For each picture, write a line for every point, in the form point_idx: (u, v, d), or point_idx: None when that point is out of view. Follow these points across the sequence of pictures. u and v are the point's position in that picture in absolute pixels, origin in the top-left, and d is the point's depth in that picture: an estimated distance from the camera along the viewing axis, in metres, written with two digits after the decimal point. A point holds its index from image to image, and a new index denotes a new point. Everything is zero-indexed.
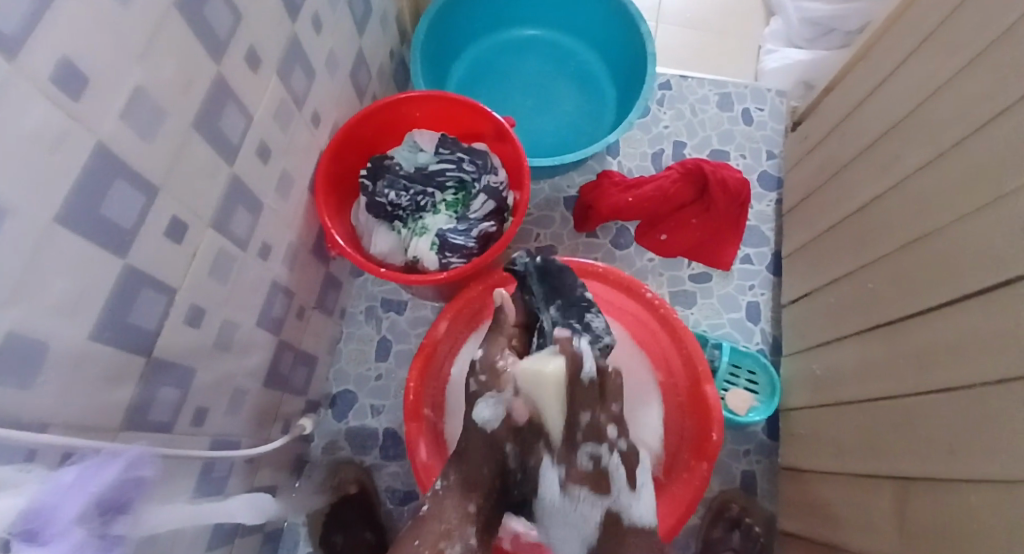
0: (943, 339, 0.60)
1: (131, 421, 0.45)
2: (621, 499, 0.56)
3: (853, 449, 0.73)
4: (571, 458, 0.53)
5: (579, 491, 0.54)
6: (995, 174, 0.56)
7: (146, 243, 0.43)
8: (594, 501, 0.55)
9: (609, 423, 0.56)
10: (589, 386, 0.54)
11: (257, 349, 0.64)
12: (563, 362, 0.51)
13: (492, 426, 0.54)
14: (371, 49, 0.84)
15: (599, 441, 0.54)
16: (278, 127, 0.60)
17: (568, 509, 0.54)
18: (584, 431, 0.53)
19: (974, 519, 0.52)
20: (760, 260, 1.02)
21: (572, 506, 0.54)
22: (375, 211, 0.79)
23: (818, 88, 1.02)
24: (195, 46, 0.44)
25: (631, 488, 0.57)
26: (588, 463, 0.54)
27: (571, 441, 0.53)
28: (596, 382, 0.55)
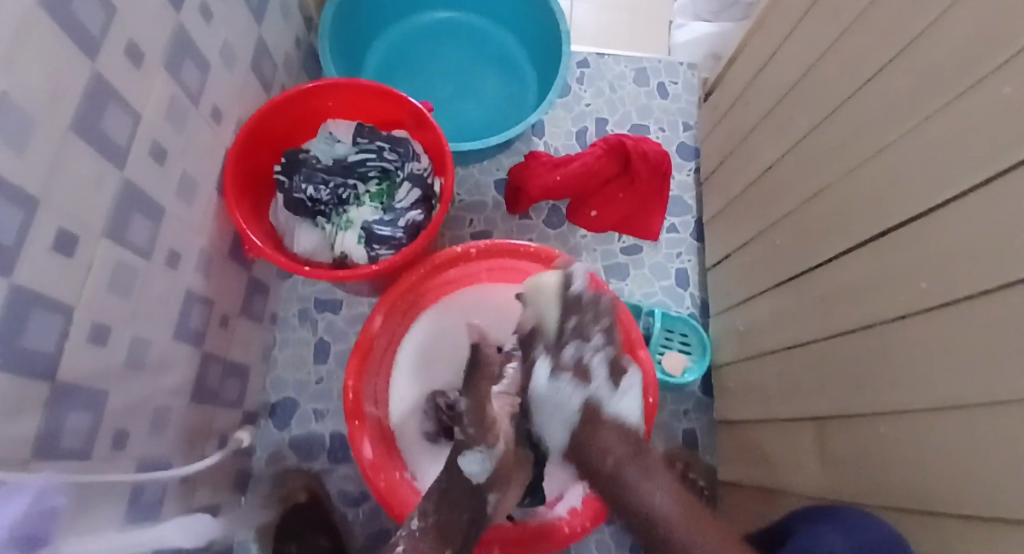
0: (843, 285, 0.65)
1: (41, 451, 0.42)
2: (601, 391, 0.67)
3: (777, 395, 0.78)
4: (557, 352, 0.68)
5: (563, 377, 0.67)
6: (879, 130, 0.60)
7: (31, 260, 0.39)
8: (577, 387, 0.67)
9: (596, 330, 0.69)
10: (581, 297, 0.71)
11: (178, 364, 0.61)
12: (555, 276, 0.72)
13: (479, 477, 0.65)
14: (274, 39, 0.80)
15: (583, 339, 0.68)
16: (173, 126, 0.56)
17: (556, 392, 0.67)
18: (569, 331, 0.69)
19: (885, 446, 0.58)
20: (685, 228, 1.07)
21: (558, 389, 0.67)
22: (294, 207, 0.77)
23: (724, 59, 1.06)
24: (64, 42, 0.40)
25: (611, 385, 0.68)
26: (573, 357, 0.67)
27: (558, 340, 0.68)
28: (589, 296, 0.71)
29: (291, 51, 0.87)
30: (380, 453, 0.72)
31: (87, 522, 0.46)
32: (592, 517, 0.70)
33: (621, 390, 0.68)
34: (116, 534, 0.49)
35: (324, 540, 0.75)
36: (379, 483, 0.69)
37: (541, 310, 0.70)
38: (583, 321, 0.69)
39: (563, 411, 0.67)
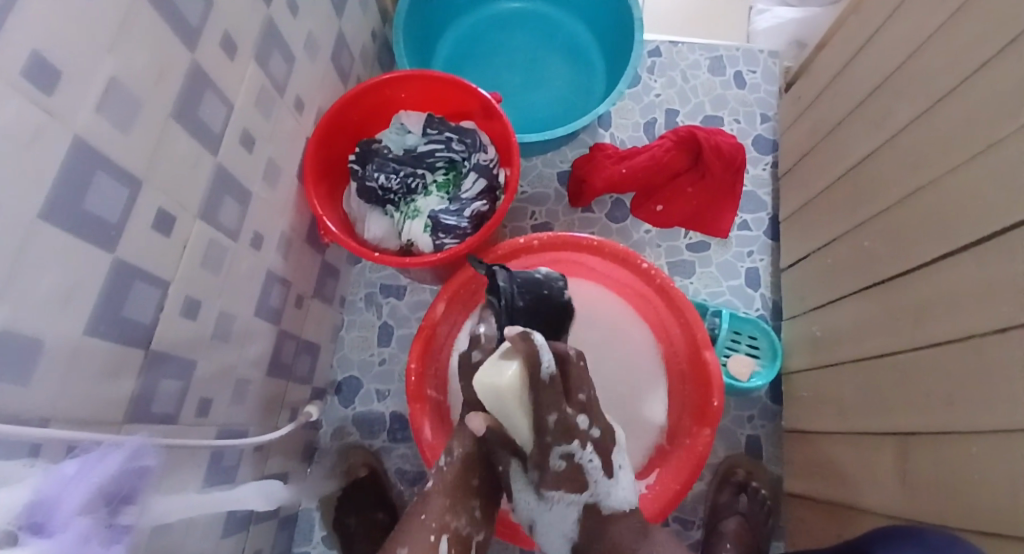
0: (938, 293, 0.60)
1: (134, 413, 0.46)
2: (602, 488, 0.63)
3: (854, 405, 0.73)
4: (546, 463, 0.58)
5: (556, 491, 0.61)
6: (988, 124, 0.55)
7: (133, 237, 0.43)
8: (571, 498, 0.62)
9: (576, 415, 0.57)
10: (551, 381, 0.53)
11: (257, 339, 0.65)
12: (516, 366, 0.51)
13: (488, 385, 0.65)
14: (353, 31, 0.82)
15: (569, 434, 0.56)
16: (261, 114, 0.59)
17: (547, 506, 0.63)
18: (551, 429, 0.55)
19: (975, 469, 0.53)
20: (758, 226, 1.02)
21: (551, 502, 0.62)
22: (366, 195, 0.79)
23: (810, 46, 1.00)
24: (168, 35, 0.43)
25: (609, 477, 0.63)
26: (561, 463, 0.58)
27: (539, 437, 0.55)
28: (558, 376, 0.54)
29: (368, 42, 0.90)
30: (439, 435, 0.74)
31: (170, 480, 0.50)
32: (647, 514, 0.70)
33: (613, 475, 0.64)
34: (197, 494, 0.53)
35: (382, 515, 0.80)
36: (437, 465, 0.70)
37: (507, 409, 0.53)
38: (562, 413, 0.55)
39: (560, 522, 0.65)
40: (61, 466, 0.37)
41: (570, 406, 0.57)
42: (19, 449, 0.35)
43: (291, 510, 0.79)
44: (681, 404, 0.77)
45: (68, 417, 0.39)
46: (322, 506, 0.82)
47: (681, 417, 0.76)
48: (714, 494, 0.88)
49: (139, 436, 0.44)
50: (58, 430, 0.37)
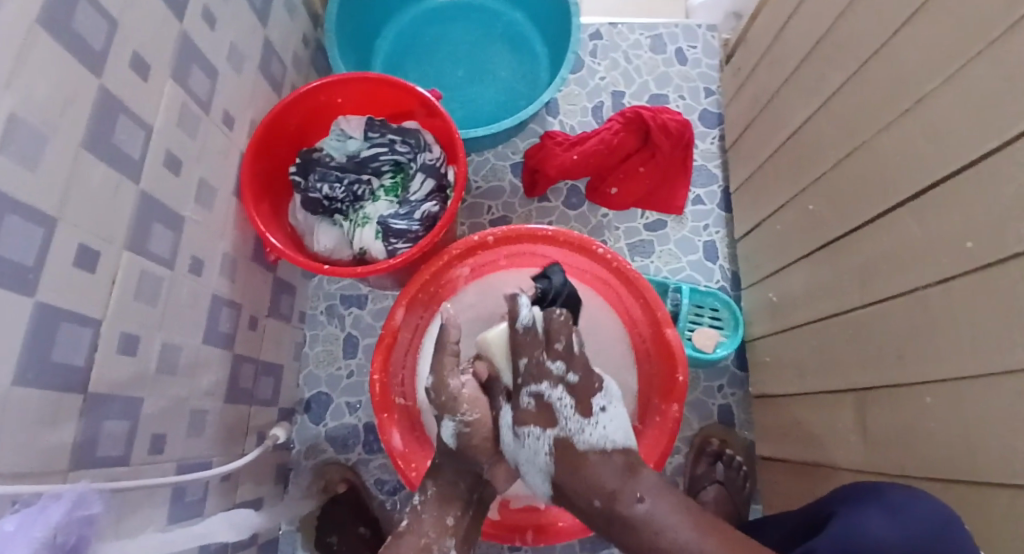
0: (881, 249, 0.62)
1: (78, 460, 0.44)
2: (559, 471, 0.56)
3: (814, 368, 0.75)
4: (516, 400, 0.56)
5: (526, 428, 0.54)
6: (914, 80, 0.57)
7: (54, 278, 0.41)
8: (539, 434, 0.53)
9: (559, 362, 0.56)
10: (529, 333, 0.59)
11: (209, 367, 0.63)
12: (501, 328, 0.62)
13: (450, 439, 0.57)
14: (281, 39, 0.80)
15: (541, 381, 0.56)
16: (185, 134, 0.57)
17: (518, 446, 0.55)
18: (523, 373, 0.57)
19: (931, 418, 0.55)
20: (711, 199, 1.03)
21: (519, 443, 0.54)
22: (312, 207, 0.77)
23: (745, 18, 1.02)
24: (70, 61, 0.41)
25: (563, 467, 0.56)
26: (532, 401, 0.55)
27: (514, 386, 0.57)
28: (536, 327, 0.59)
29: (300, 49, 0.87)
30: (410, 442, 0.73)
31: (126, 524, 0.48)
32: None
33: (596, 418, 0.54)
34: (160, 534, 0.51)
35: (363, 529, 0.79)
36: (411, 473, 0.69)
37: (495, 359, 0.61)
38: (532, 360, 0.57)
39: (534, 461, 0.54)
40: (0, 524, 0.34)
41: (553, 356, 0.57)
42: None
43: (269, 536, 0.77)
44: (649, 384, 0.77)
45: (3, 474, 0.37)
46: (302, 527, 0.81)
47: (651, 396, 0.76)
48: (693, 464, 0.90)
49: (83, 484, 0.42)
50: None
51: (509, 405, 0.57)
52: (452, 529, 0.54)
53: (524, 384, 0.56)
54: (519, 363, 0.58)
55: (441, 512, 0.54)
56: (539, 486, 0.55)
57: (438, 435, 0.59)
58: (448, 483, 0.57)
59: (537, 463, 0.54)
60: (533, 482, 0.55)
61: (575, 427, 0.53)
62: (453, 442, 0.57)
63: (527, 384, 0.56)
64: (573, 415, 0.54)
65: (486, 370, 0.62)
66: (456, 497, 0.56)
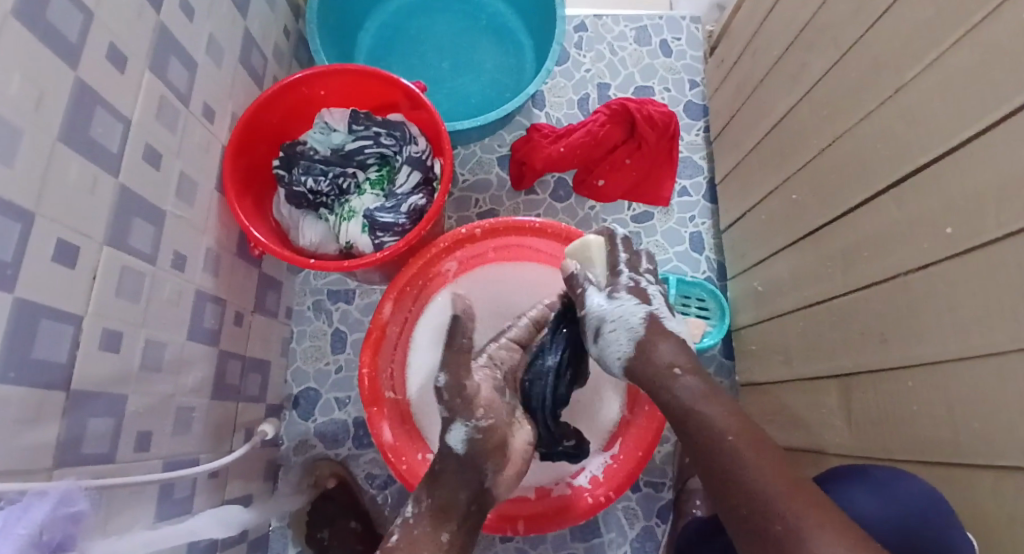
0: (862, 236, 0.63)
1: (63, 458, 0.44)
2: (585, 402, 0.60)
3: (800, 355, 0.76)
4: (614, 281, 0.63)
5: (623, 295, 0.59)
6: (893, 69, 0.57)
7: (33, 274, 0.40)
8: (638, 302, 0.58)
9: (649, 272, 0.64)
10: (627, 244, 0.67)
11: (195, 364, 0.62)
12: (597, 236, 0.69)
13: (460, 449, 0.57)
14: (262, 32, 0.79)
15: (641, 272, 0.63)
16: (164, 127, 0.56)
17: (614, 307, 0.59)
18: (628, 263, 0.65)
19: (913, 400, 0.56)
20: (697, 190, 1.04)
21: (614, 305, 0.59)
22: (296, 201, 0.77)
23: (728, 9, 1.02)
24: (44, 52, 0.40)
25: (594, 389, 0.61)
26: (631, 280, 0.62)
27: (614, 271, 0.63)
28: (623, 248, 0.67)
29: (281, 42, 0.86)
30: (400, 435, 0.73)
31: (113, 523, 0.47)
32: (614, 487, 0.71)
33: (674, 315, 0.60)
34: (150, 531, 0.51)
35: (356, 523, 0.79)
36: (401, 466, 0.69)
37: (588, 255, 0.69)
38: (632, 264, 0.65)
39: (625, 321, 0.57)
40: None
41: (648, 275, 0.64)
42: None
43: (260, 532, 0.77)
44: None
45: None
46: (294, 523, 0.81)
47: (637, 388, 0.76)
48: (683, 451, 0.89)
49: (68, 481, 0.42)
50: None
51: (602, 293, 0.63)
52: (451, 547, 0.51)
53: (628, 271, 0.63)
54: (634, 263, 0.65)
55: (436, 528, 0.51)
56: (617, 348, 0.57)
57: (446, 440, 0.58)
58: (449, 494, 0.54)
59: (630, 320, 0.57)
60: (612, 345, 0.58)
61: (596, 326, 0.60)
62: (462, 449, 0.57)
63: (625, 268, 0.64)
64: (663, 305, 0.60)
65: (569, 268, 0.69)
66: (453, 511, 0.53)
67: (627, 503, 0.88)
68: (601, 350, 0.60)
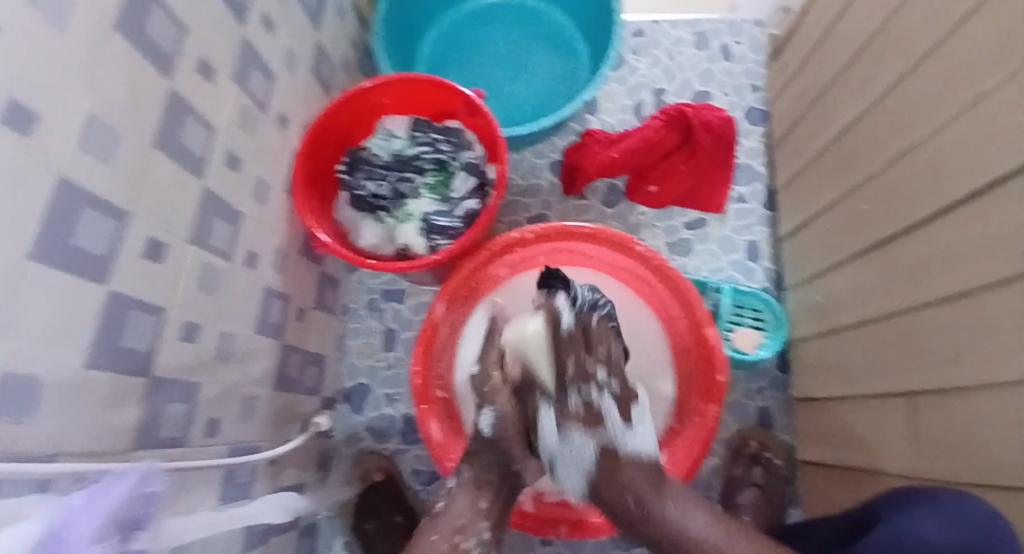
0: (933, 251, 0.59)
1: (141, 440, 0.47)
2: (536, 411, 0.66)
3: (862, 373, 0.72)
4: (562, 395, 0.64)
5: (573, 427, 0.63)
6: (979, 77, 0.54)
7: (125, 269, 0.43)
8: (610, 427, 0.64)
9: (598, 365, 0.64)
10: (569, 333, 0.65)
11: (260, 356, 0.65)
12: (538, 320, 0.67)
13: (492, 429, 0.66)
14: (331, 41, 0.83)
15: (586, 384, 0.63)
16: (244, 132, 0.60)
17: (567, 449, 0.64)
18: (573, 375, 0.63)
19: (985, 425, 0.53)
20: (755, 198, 1.01)
21: (568, 445, 0.64)
22: (357, 203, 0.79)
23: (794, 12, 0.99)
24: (143, 65, 0.44)
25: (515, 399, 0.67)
26: (580, 404, 0.63)
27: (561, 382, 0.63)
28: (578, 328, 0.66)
29: (348, 51, 0.90)
30: (448, 432, 0.74)
31: (183, 502, 0.50)
32: None
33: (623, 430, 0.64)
34: (212, 512, 0.54)
35: (399, 518, 0.81)
36: (448, 462, 0.72)
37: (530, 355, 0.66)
38: (579, 358, 0.64)
39: (580, 460, 0.64)
40: (70, 498, 0.37)
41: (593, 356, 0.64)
42: (33, 484, 0.35)
43: (310, 520, 0.80)
44: (687, 385, 0.76)
45: (75, 450, 0.40)
46: (342, 514, 0.84)
47: (687, 399, 0.75)
48: (730, 467, 0.88)
49: (146, 462, 0.45)
50: (66, 462, 0.37)
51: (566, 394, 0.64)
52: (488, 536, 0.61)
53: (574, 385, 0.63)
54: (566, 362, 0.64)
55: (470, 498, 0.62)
56: (572, 481, 0.66)
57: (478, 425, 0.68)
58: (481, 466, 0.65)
59: (582, 455, 0.64)
60: (573, 483, 0.66)
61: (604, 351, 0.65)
62: (489, 431, 0.66)
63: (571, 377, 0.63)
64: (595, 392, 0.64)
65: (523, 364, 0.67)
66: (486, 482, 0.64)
67: None
68: (563, 446, 0.65)
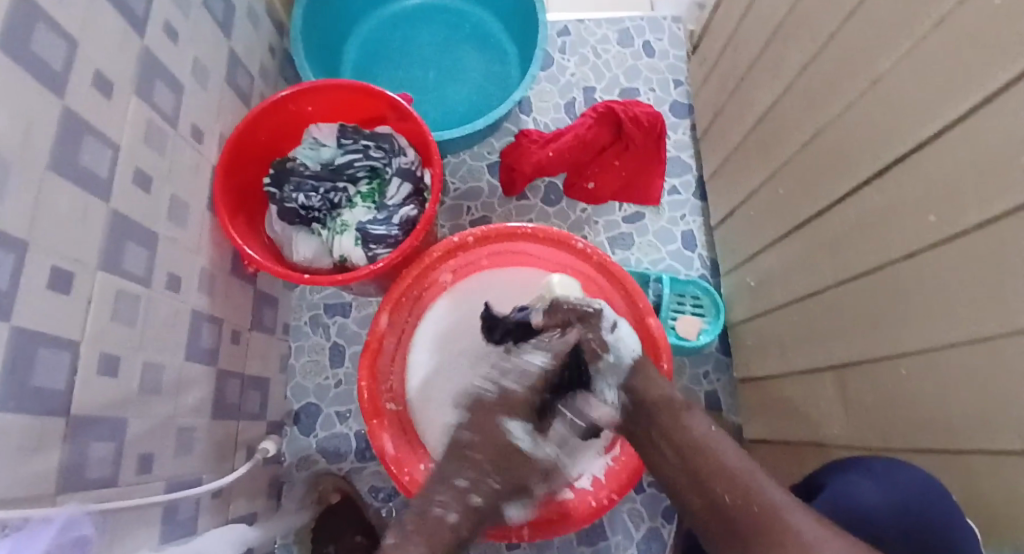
0: (848, 227, 0.64)
1: (67, 483, 0.44)
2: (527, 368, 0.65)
3: (795, 347, 0.76)
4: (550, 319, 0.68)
5: (551, 334, 0.67)
6: (868, 62, 0.58)
7: (29, 303, 0.40)
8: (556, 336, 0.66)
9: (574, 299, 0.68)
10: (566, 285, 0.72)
11: (194, 385, 0.62)
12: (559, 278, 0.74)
13: (526, 440, 0.61)
14: (246, 51, 0.79)
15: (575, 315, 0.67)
16: (153, 150, 0.56)
17: (549, 344, 0.65)
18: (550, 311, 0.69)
19: (908, 386, 0.57)
20: (686, 188, 1.05)
21: (546, 342, 0.66)
22: (288, 217, 0.77)
23: (708, 7, 1.04)
24: (31, 82, 0.41)
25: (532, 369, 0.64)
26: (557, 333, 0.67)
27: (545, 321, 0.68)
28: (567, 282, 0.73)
29: (266, 61, 0.87)
30: (402, 445, 0.73)
31: (119, 548, 0.47)
32: (619, 488, 0.71)
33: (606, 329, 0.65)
34: (154, 553, 0.50)
35: (361, 538, 0.79)
36: (403, 477, 0.69)
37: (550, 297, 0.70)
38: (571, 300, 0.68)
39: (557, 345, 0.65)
40: None
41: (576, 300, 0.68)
42: None
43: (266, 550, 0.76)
44: None
45: (2, 501, 0.37)
46: (301, 539, 0.81)
47: None
48: None
49: (70, 507, 0.42)
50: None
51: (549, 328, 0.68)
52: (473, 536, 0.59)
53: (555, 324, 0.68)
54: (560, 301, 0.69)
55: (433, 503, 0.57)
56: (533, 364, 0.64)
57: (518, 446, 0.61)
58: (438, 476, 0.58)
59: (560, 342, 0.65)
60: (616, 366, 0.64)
61: (609, 325, 0.66)
62: (528, 440, 0.61)
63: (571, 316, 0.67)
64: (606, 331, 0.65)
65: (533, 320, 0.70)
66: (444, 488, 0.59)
67: (631, 504, 0.88)
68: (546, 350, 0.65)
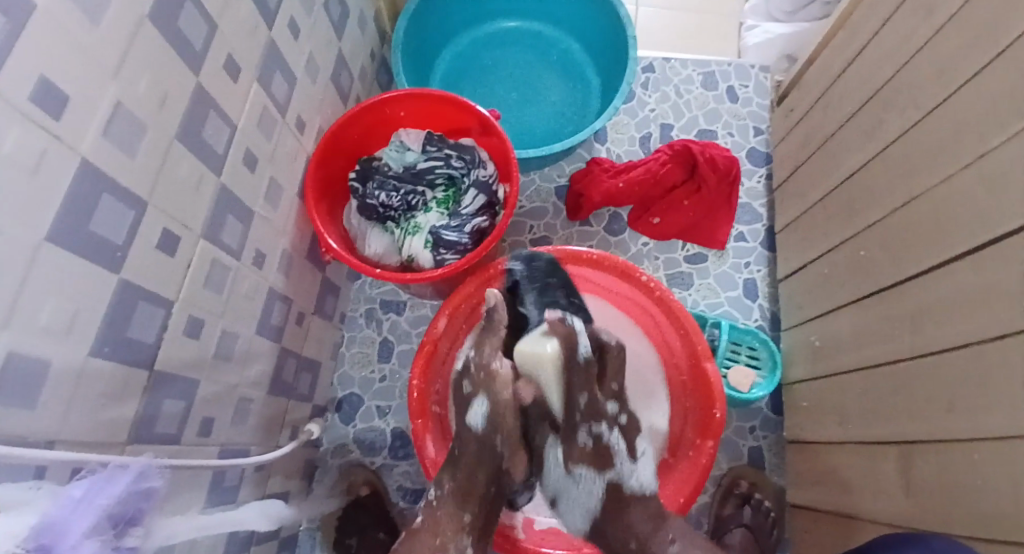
0: (933, 301, 0.61)
1: (137, 434, 0.46)
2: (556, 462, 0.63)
3: (856, 417, 0.73)
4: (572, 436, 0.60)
5: (579, 466, 0.60)
6: (976, 136, 0.56)
7: (137, 258, 0.43)
8: (595, 477, 0.60)
9: (608, 401, 0.62)
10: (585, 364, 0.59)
11: (258, 358, 0.65)
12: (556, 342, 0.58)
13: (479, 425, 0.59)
14: (352, 53, 0.84)
15: (599, 420, 0.60)
16: (262, 134, 0.60)
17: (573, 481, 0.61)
18: (584, 412, 0.59)
19: (979, 475, 0.53)
20: (754, 237, 1.03)
21: (575, 480, 0.61)
22: (367, 213, 0.80)
23: (799, 61, 1.02)
24: (172, 58, 0.44)
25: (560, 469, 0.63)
26: (588, 441, 0.60)
27: (571, 422, 0.59)
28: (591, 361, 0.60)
29: (367, 64, 0.91)
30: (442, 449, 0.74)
31: (172, 504, 0.49)
32: None
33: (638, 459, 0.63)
34: (200, 515, 0.52)
35: (383, 534, 0.79)
36: None
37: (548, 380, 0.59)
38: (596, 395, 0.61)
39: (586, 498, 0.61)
40: (69, 489, 0.36)
41: (603, 392, 0.62)
42: (28, 470, 0.34)
43: (292, 531, 0.78)
44: (683, 420, 0.76)
45: (73, 440, 0.39)
46: (323, 526, 0.82)
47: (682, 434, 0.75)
48: (721, 504, 0.89)
49: (142, 458, 0.44)
50: (64, 451, 0.36)
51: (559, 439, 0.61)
52: None
53: (585, 423, 0.60)
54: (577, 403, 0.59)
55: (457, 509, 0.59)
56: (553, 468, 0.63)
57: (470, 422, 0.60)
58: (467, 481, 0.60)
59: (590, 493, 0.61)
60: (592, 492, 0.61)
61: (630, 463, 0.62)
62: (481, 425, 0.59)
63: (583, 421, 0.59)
64: (626, 459, 0.62)
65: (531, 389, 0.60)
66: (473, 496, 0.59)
67: None
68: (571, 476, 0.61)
